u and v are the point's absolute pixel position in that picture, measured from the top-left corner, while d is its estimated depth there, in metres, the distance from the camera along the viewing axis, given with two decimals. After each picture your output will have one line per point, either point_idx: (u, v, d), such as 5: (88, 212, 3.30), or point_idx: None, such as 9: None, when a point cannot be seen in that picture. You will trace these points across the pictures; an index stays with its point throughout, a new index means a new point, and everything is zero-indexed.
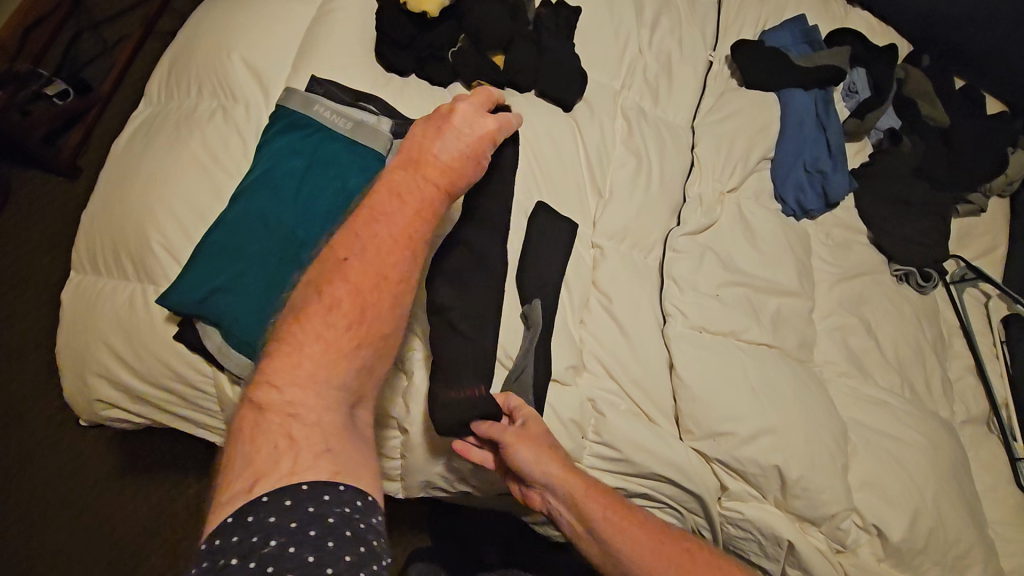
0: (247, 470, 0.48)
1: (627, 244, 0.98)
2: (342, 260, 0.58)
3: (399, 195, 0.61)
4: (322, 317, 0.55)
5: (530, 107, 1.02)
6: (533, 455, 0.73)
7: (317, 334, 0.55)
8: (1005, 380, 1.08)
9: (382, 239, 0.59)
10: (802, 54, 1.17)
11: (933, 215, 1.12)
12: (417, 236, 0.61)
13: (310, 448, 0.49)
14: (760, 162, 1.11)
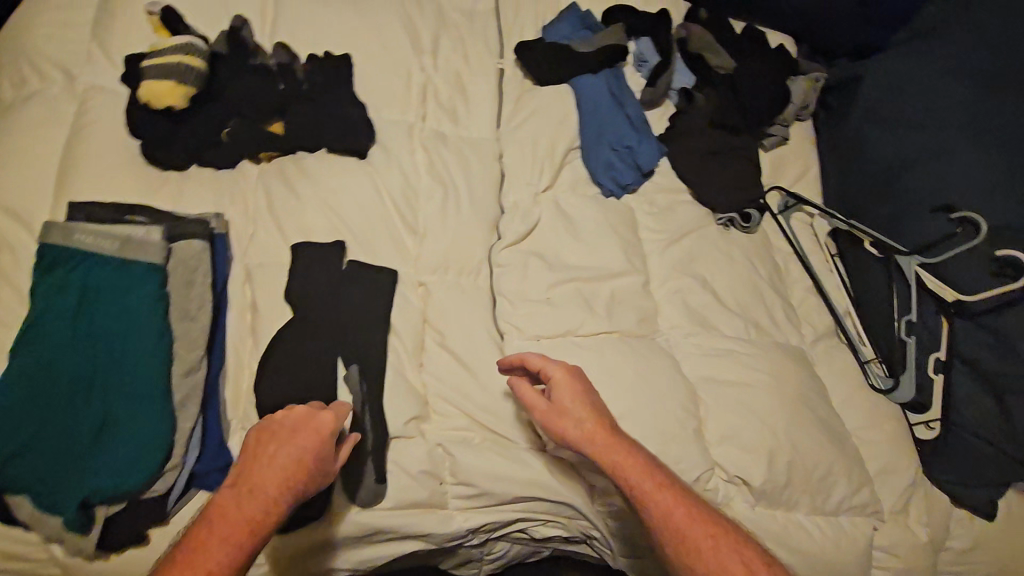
0: None
1: (453, 272, 0.99)
2: (220, 512, 0.65)
3: (269, 457, 0.68)
4: (224, 531, 0.64)
5: (321, 166, 1.00)
6: (570, 415, 0.79)
7: (238, 516, 0.64)
8: (841, 291, 1.14)
9: (250, 496, 0.65)
10: (584, 40, 1.18)
11: (739, 161, 1.17)
12: (284, 494, 0.66)
13: None
14: (569, 152, 1.12)
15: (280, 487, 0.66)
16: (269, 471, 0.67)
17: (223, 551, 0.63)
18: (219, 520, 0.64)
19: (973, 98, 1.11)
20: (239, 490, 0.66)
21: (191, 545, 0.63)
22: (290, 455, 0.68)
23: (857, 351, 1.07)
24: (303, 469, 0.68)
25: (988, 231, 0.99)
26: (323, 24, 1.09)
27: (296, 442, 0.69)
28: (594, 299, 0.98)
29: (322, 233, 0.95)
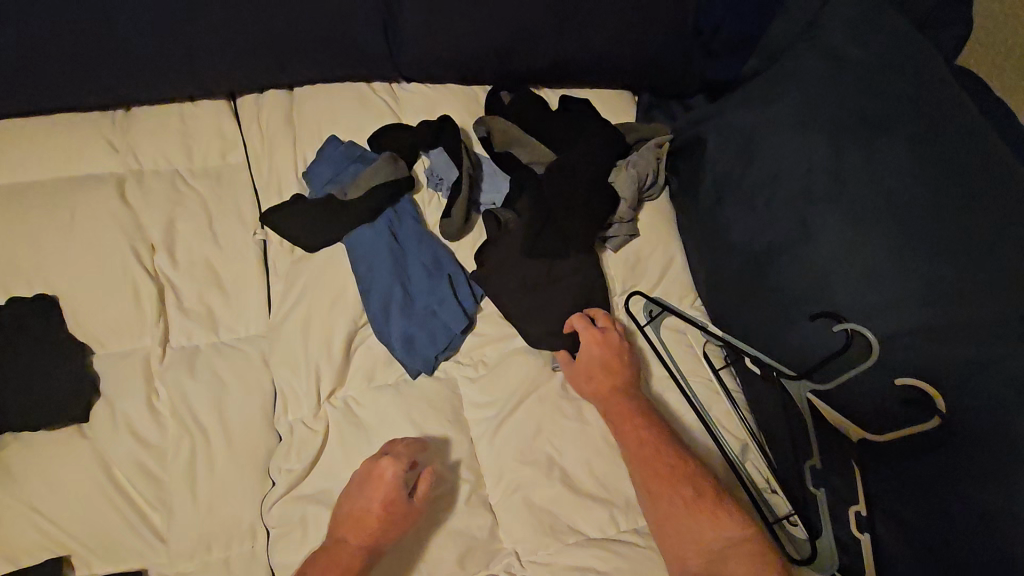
0: None
1: (217, 549, 0.77)
2: (361, 514, 0.72)
3: (365, 491, 0.74)
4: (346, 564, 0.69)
5: (26, 453, 0.79)
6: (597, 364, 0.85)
7: (336, 548, 0.71)
8: (736, 418, 0.90)
9: (369, 514, 0.72)
10: (353, 178, 0.95)
11: (572, 287, 0.93)
12: (386, 523, 0.72)
13: None
14: (356, 333, 0.89)
15: (374, 529, 0.72)
16: (359, 518, 0.72)
17: None
18: (332, 553, 0.70)
19: (840, 155, 0.84)
20: (343, 535, 0.72)
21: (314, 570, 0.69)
22: (384, 487, 0.73)
23: (764, 507, 0.84)
24: (382, 516, 0.72)
25: (881, 340, 0.75)
26: (20, 255, 0.88)
27: (373, 489, 0.74)
28: (398, 547, 0.77)
29: (35, 549, 0.75)
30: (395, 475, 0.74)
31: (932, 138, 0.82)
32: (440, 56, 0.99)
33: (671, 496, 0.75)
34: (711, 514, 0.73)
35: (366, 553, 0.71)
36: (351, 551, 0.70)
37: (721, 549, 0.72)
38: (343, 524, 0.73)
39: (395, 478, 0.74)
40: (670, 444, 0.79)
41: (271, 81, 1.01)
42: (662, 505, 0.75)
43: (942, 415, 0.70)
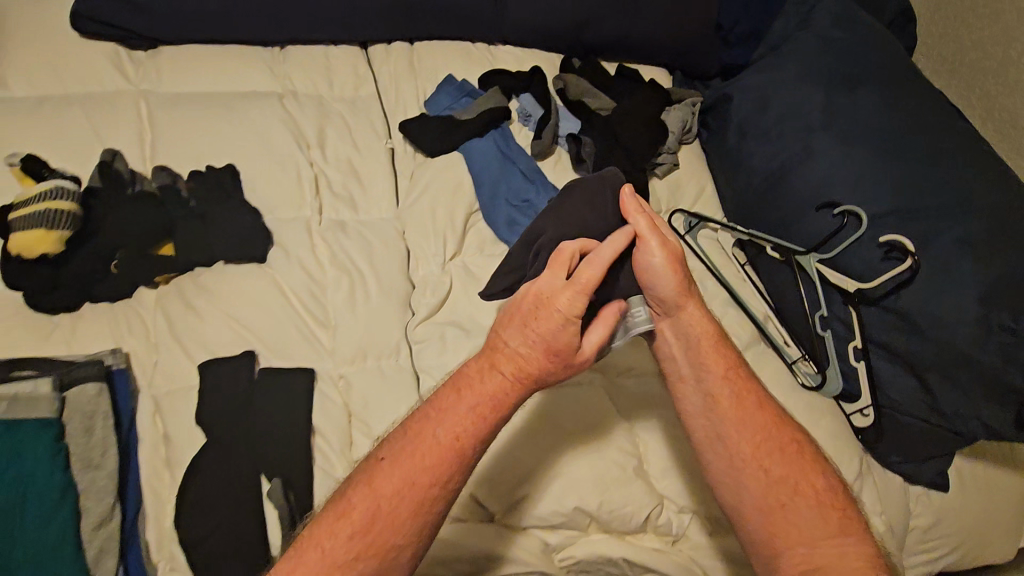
0: (392, 493, 0.71)
1: (372, 358, 0.98)
2: (509, 351, 0.76)
3: (528, 326, 0.75)
4: (484, 411, 0.74)
5: (220, 278, 0.99)
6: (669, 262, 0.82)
7: (484, 390, 0.75)
8: (759, 297, 1.18)
9: (534, 349, 0.74)
10: (466, 107, 1.22)
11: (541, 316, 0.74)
12: (545, 366, 0.75)
13: (422, 487, 0.71)
14: (470, 217, 1.14)
15: (535, 370, 0.75)
16: (514, 361, 0.75)
17: (468, 426, 0.74)
18: (465, 393, 0.75)
19: (834, 100, 1.16)
20: (484, 375, 0.76)
21: (451, 404, 0.75)
22: (560, 333, 0.74)
23: (784, 353, 1.11)
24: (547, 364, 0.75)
25: (869, 219, 1.05)
26: (204, 139, 1.10)
27: (541, 334, 0.74)
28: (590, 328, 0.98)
29: (231, 347, 0.94)
30: (558, 325, 0.74)
31: (898, 89, 1.14)
32: (531, 23, 1.29)
33: (784, 480, 0.78)
34: (818, 503, 0.77)
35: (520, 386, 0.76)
36: (487, 397, 0.75)
37: (821, 530, 0.75)
38: (480, 368, 0.76)
39: (560, 326, 0.74)
40: (774, 423, 0.82)
41: (399, 35, 1.29)
42: (779, 486, 0.78)
43: (916, 260, 0.98)
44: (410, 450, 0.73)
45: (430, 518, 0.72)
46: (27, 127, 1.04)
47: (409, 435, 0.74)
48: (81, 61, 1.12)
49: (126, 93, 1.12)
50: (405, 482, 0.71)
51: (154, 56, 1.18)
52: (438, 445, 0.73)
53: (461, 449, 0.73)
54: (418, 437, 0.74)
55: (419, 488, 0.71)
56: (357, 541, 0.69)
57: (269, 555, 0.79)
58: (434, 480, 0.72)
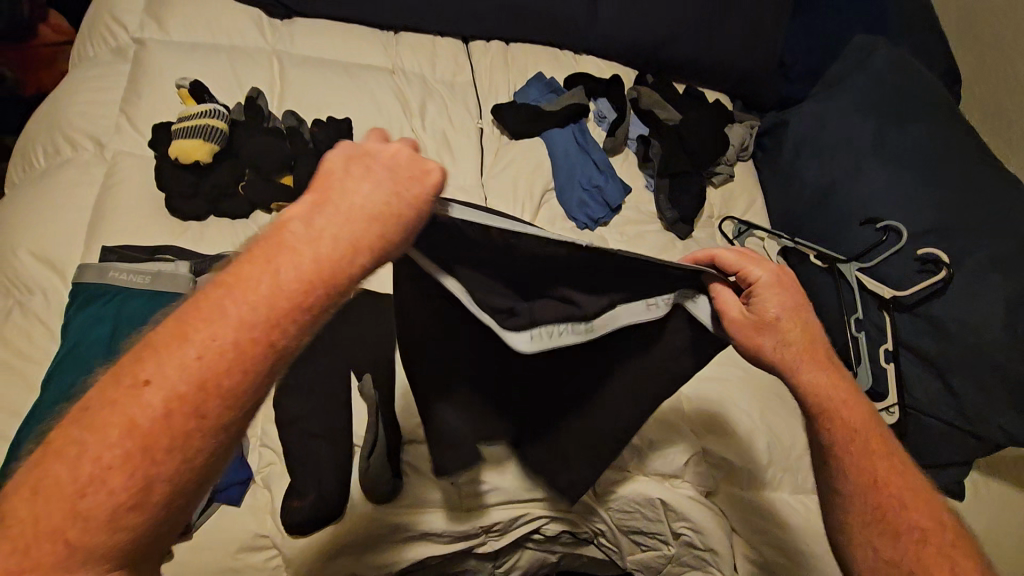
0: (132, 436, 0.41)
1: None
2: (330, 213, 0.49)
3: (356, 187, 0.51)
4: (295, 298, 0.47)
5: None
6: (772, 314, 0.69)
7: (296, 264, 0.47)
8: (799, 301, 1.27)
9: (361, 210, 0.50)
10: (551, 101, 1.37)
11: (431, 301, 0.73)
12: (381, 230, 0.50)
13: (183, 420, 0.42)
14: (545, 194, 1.28)
15: (368, 239, 0.50)
16: (334, 232, 0.49)
17: (265, 315, 0.46)
18: (274, 273, 0.47)
19: (886, 131, 1.28)
20: (282, 247, 0.48)
21: (217, 294, 0.46)
22: (393, 188, 0.52)
23: None
24: (381, 227, 0.50)
25: (909, 234, 1.15)
26: (324, 96, 1.26)
27: (390, 174, 0.52)
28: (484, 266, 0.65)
29: None
30: (390, 182, 0.52)
31: (947, 128, 1.26)
32: (616, 39, 1.46)
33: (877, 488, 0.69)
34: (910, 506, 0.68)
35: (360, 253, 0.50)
36: (294, 277, 0.47)
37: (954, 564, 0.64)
38: (274, 236, 0.49)
39: (392, 186, 0.52)
40: (866, 423, 0.71)
41: (499, 34, 1.46)
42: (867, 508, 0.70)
43: (950, 271, 1.08)
44: (150, 368, 0.43)
45: (206, 459, 0.44)
46: (182, 65, 1.21)
47: (161, 349, 0.44)
48: (228, 19, 1.30)
49: (264, 51, 1.29)
50: (151, 421, 0.42)
51: (289, 24, 1.36)
52: (214, 354, 0.44)
53: (241, 364, 0.45)
54: (152, 370, 0.43)
55: (195, 439, 0.43)
56: (86, 519, 0.39)
57: (350, 444, 0.89)
58: (202, 416, 0.43)
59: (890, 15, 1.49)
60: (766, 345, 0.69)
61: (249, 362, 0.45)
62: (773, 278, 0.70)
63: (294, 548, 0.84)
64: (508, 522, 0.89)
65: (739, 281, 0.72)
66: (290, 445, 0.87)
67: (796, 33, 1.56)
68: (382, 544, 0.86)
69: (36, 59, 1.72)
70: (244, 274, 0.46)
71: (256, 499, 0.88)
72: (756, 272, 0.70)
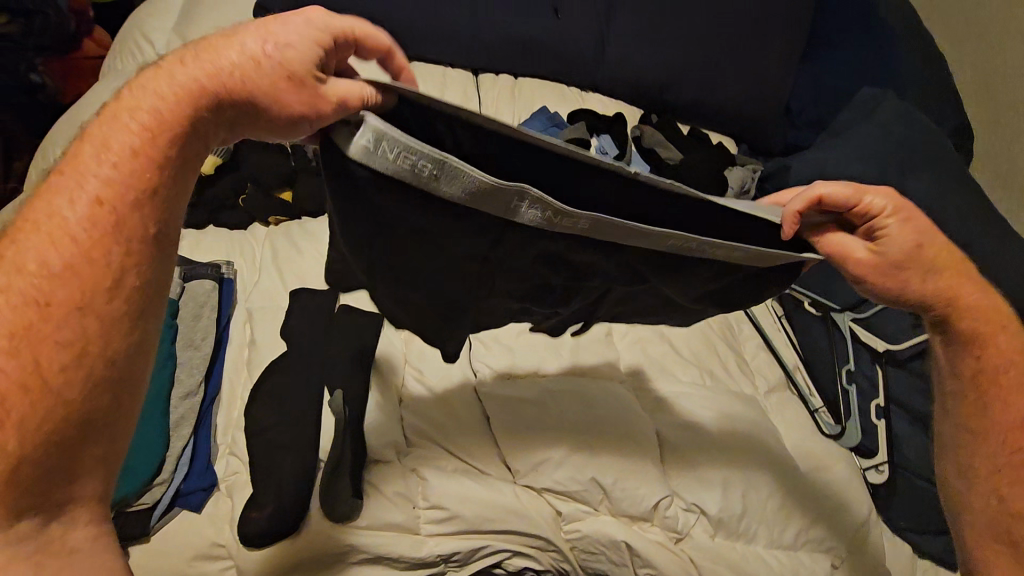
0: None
1: None
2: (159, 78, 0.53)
3: (205, 50, 0.55)
4: (123, 165, 0.50)
5: (322, 226, 1.15)
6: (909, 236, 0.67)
7: (130, 124, 0.51)
8: (792, 347, 1.23)
9: (197, 69, 0.54)
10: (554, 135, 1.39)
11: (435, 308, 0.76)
12: (220, 82, 0.54)
13: (40, 303, 0.46)
14: None
15: (195, 88, 0.53)
16: (158, 93, 0.53)
17: (105, 175, 0.50)
18: (105, 142, 0.51)
19: (887, 182, 1.28)
20: (116, 118, 0.52)
21: (61, 170, 0.51)
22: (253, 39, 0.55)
23: (808, 400, 1.15)
24: (212, 70, 0.53)
25: None
26: None
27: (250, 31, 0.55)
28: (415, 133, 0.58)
29: (319, 282, 1.07)
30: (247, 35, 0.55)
31: (949, 183, 1.25)
32: (622, 78, 1.49)
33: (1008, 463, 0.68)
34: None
35: (190, 109, 0.53)
36: (122, 145, 0.51)
37: None
38: (109, 109, 0.53)
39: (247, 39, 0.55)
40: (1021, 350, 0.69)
41: (508, 67, 1.50)
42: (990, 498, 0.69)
43: None
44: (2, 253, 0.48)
45: (75, 341, 0.47)
46: None
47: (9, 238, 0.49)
48: None
49: None
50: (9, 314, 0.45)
51: None
52: (56, 223, 0.48)
53: (79, 228, 0.48)
54: (5, 264, 0.47)
55: (50, 342, 0.46)
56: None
57: (316, 458, 0.89)
58: (40, 310, 0.46)
59: (899, 69, 1.49)
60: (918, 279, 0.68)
61: (95, 245, 0.48)
62: (892, 201, 0.66)
63: (250, 560, 0.83)
64: (466, 554, 0.87)
65: (858, 215, 0.68)
66: (256, 455, 0.88)
67: (803, 82, 1.58)
68: (339, 563, 0.85)
69: (77, 70, 1.82)
70: (80, 152, 0.51)
71: (218, 508, 0.87)
72: (872, 200, 0.67)
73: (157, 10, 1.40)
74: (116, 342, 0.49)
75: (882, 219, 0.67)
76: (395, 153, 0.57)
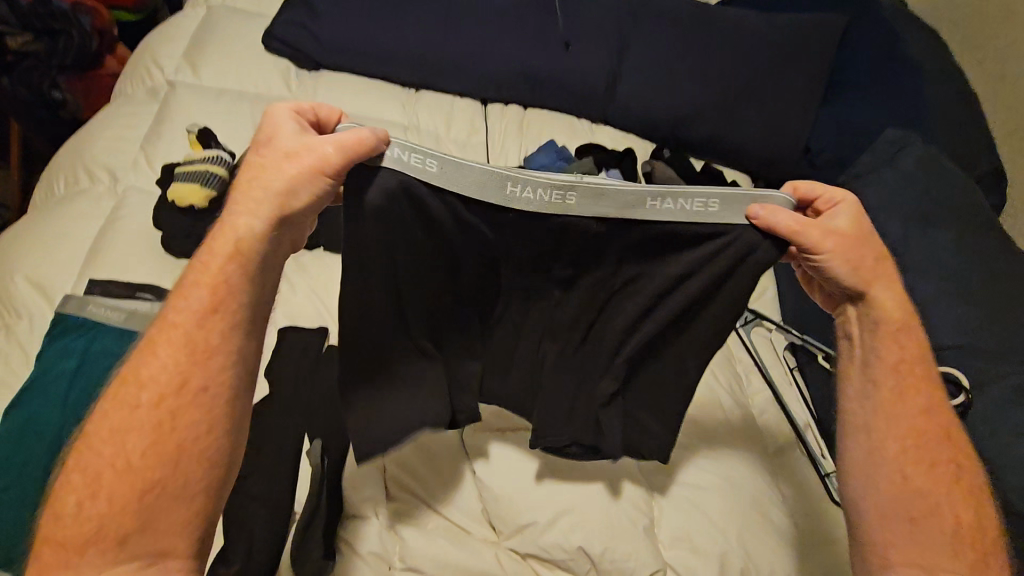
0: (108, 472, 0.59)
1: None
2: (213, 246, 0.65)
3: (236, 196, 0.66)
4: (199, 322, 0.63)
5: (316, 262, 1.12)
6: (859, 232, 0.71)
7: (194, 284, 0.64)
8: (803, 404, 1.17)
9: (230, 218, 0.65)
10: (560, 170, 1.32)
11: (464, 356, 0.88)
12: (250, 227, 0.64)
13: (149, 437, 0.60)
14: None
15: (230, 247, 0.64)
16: (205, 265, 0.64)
17: (183, 326, 0.63)
18: (179, 305, 0.64)
19: (907, 232, 1.21)
20: (178, 296, 0.64)
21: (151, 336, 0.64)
22: (257, 174, 0.66)
23: (818, 463, 1.07)
24: (236, 228, 0.64)
25: None
26: None
27: (259, 160, 0.66)
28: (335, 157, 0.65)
29: (309, 322, 1.04)
30: (255, 168, 0.66)
31: (975, 238, 1.18)
32: (634, 113, 1.46)
33: (905, 433, 0.72)
34: (932, 479, 0.70)
35: (232, 248, 0.64)
36: (195, 302, 0.63)
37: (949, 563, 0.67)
38: (181, 280, 0.66)
39: (262, 171, 0.66)
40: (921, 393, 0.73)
41: (517, 99, 1.47)
42: (872, 458, 0.72)
43: (969, 397, 0.98)
44: (89, 438, 0.60)
45: (181, 464, 0.60)
46: (204, 111, 1.27)
47: (116, 387, 0.62)
48: (257, 70, 1.37)
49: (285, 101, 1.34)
50: (137, 449, 0.59)
51: (315, 77, 1.41)
52: (153, 373, 0.61)
53: (184, 367, 0.62)
54: (121, 405, 0.61)
55: (162, 463, 0.60)
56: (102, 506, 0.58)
57: (289, 511, 0.85)
58: (152, 451, 0.60)
59: (927, 111, 1.43)
60: (860, 271, 0.71)
61: (174, 392, 0.61)
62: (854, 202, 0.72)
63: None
64: None
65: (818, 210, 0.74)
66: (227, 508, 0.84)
67: (826, 119, 1.51)
68: None
69: (99, 89, 1.80)
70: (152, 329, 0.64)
71: None
72: (834, 194, 0.72)
73: (169, 35, 1.41)
74: (208, 463, 0.62)
75: (841, 213, 0.71)
76: (402, 152, 0.68)
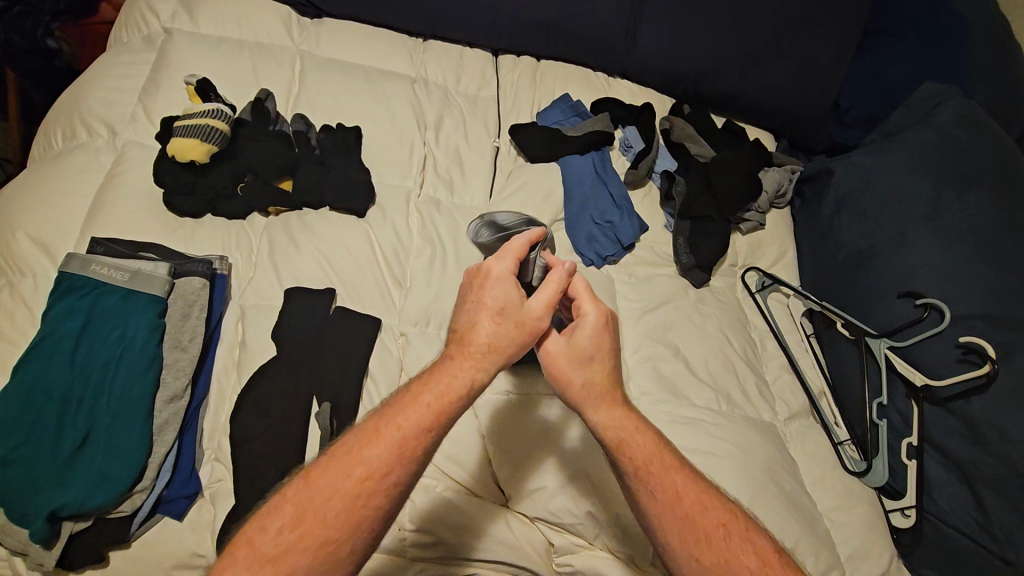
0: (297, 511, 0.61)
1: (435, 325, 1.03)
2: (470, 348, 0.70)
3: (484, 318, 0.71)
4: (435, 421, 0.67)
5: (321, 220, 1.09)
6: (589, 335, 0.80)
7: (439, 385, 0.68)
8: (819, 370, 1.14)
9: (484, 341, 0.70)
10: (573, 126, 1.29)
11: None
12: (496, 355, 0.70)
13: (347, 492, 0.62)
14: (553, 222, 1.17)
15: (476, 370, 0.69)
16: (454, 377, 0.69)
17: (419, 415, 0.66)
18: (421, 389, 0.68)
19: (939, 195, 1.15)
20: (429, 380, 0.69)
21: (397, 402, 0.68)
22: (505, 311, 0.72)
23: (832, 431, 1.06)
24: (487, 350, 0.70)
25: (951, 317, 1.03)
26: (339, 102, 1.23)
27: (500, 292, 0.73)
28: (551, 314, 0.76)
29: (315, 282, 1.02)
30: (500, 304, 0.72)
31: (1013, 200, 1.12)
32: (654, 65, 1.38)
33: (688, 510, 0.73)
34: (715, 553, 0.71)
35: (480, 373, 0.70)
36: (436, 397, 0.67)
37: None
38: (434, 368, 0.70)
39: (501, 306, 0.72)
40: (671, 467, 0.77)
41: (531, 50, 1.40)
42: (673, 526, 0.73)
43: (994, 368, 0.96)
44: (291, 492, 0.62)
45: (366, 528, 0.62)
46: (203, 61, 1.22)
47: (354, 431, 0.66)
48: (257, 16, 1.30)
49: (288, 51, 1.28)
50: (336, 495, 0.62)
51: (318, 24, 1.34)
52: (390, 444, 0.64)
53: (406, 447, 0.65)
54: (343, 458, 0.64)
55: (352, 518, 0.61)
56: (286, 535, 0.60)
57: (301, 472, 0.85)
58: (344, 505, 0.61)
59: (969, 64, 1.34)
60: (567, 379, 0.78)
61: (394, 468, 0.64)
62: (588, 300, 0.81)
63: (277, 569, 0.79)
64: None
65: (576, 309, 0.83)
66: (239, 467, 0.85)
67: (858, 73, 1.43)
68: None
69: (93, 37, 1.72)
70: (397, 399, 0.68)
71: (196, 517, 0.85)
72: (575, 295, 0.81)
73: None
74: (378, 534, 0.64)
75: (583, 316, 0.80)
76: None
